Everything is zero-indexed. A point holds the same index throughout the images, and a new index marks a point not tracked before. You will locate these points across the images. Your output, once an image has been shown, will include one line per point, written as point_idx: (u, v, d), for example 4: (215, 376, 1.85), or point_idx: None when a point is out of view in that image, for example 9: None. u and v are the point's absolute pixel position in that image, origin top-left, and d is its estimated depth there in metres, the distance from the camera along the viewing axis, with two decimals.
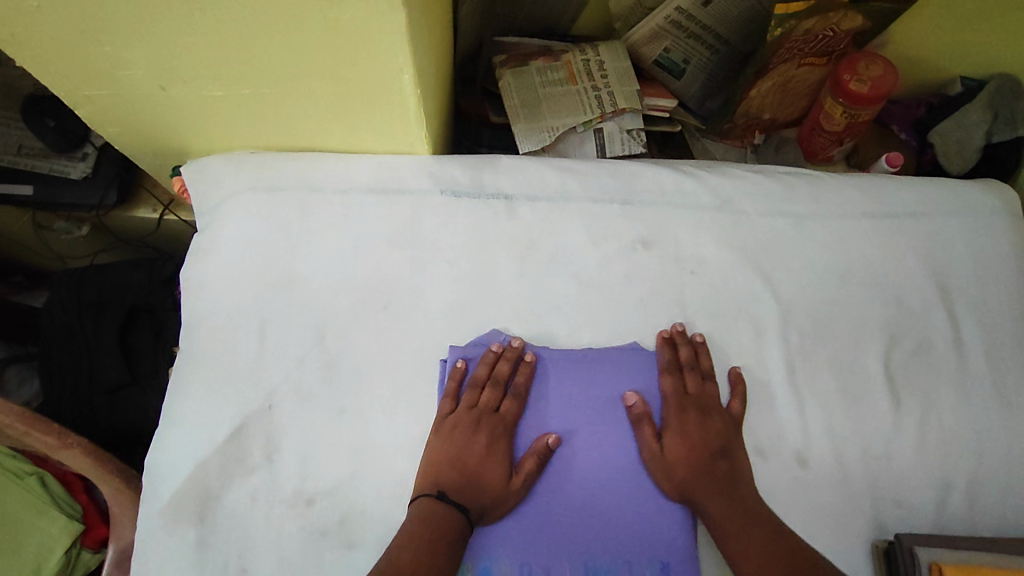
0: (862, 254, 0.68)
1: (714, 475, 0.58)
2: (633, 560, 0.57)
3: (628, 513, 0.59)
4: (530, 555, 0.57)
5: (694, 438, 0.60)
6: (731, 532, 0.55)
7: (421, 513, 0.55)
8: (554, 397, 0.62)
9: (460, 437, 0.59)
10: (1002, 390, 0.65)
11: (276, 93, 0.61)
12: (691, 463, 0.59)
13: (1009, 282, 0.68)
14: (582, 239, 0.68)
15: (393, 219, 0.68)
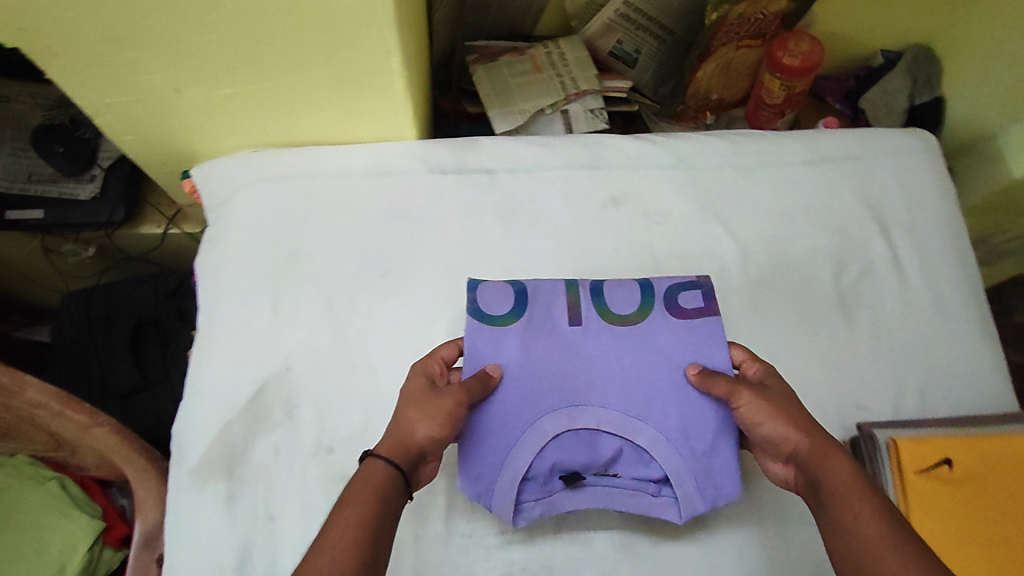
0: (806, 195, 0.76)
1: (829, 441, 0.52)
2: (690, 476, 0.60)
3: (672, 424, 0.60)
4: (582, 465, 0.60)
5: (792, 401, 0.55)
6: (845, 508, 0.48)
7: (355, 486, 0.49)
8: (576, 359, 0.62)
9: (391, 422, 0.55)
10: (938, 302, 0.73)
11: (280, 90, 0.69)
12: (796, 421, 0.53)
13: (936, 209, 0.77)
14: (559, 202, 0.76)
15: (388, 196, 0.75)
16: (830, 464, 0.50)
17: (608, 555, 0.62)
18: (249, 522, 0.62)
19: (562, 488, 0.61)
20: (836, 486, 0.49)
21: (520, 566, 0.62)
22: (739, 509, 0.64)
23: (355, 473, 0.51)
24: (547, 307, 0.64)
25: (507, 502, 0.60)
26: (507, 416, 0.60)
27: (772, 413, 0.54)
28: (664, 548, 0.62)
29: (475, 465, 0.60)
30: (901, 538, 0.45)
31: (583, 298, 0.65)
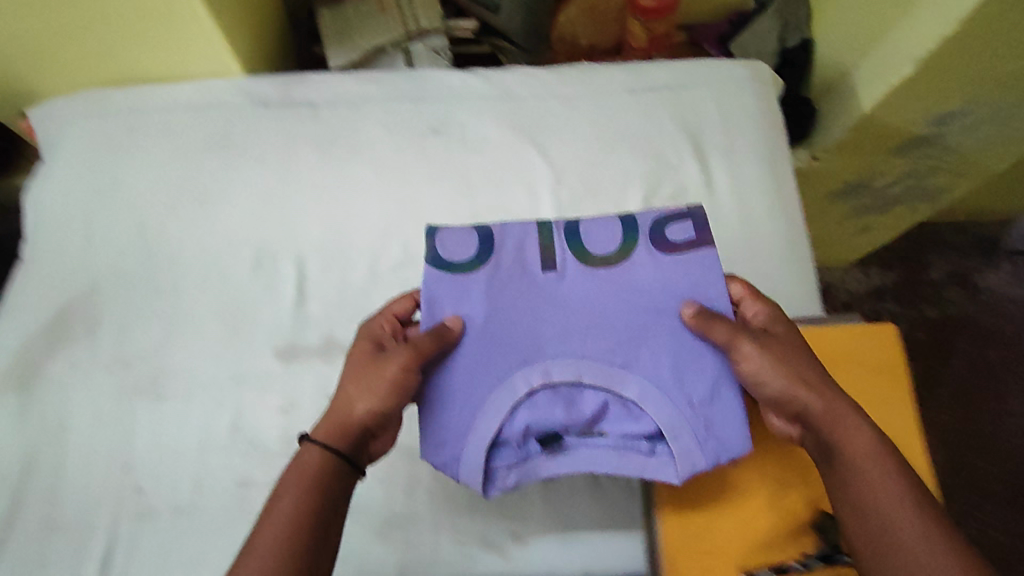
0: (626, 123, 0.77)
1: (841, 397, 0.52)
2: (717, 429, 0.53)
3: (671, 376, 0.54)
4: (578, 423, 0.54)
5: (799, 352, 0.54)
6: (864, 471, 0.48)
7: (295, 467, 0.51)
8: (543, 305, 0.56)
9: (337, 395, 0.54)
10: (747, 225, 0.74)
11: (86, 24, 0.70)
12: (807, 374, 0.52)
13: (755, 135, 0.77)
14: (378, 132, 0.76)
15: (210, 129, 0.76)
16: (849, 424, 0.50)
17: (385, 460, 0.65)
18: (43, 430, 0.66)
19: (538, 452, 0.53)
20: (841, 443, 0.50)
21: None
22: None
23: (298, 452, 0.52)
24: (518, 249, 0.58)
25: (476, 466, 0.52)
26: (473, 366, 0.54)
27: (780, 370, 0.52)
28: None
29: (427, 425, 0.53)
30: (914, 502, 0.47)
31: (558, 238, 0.60)
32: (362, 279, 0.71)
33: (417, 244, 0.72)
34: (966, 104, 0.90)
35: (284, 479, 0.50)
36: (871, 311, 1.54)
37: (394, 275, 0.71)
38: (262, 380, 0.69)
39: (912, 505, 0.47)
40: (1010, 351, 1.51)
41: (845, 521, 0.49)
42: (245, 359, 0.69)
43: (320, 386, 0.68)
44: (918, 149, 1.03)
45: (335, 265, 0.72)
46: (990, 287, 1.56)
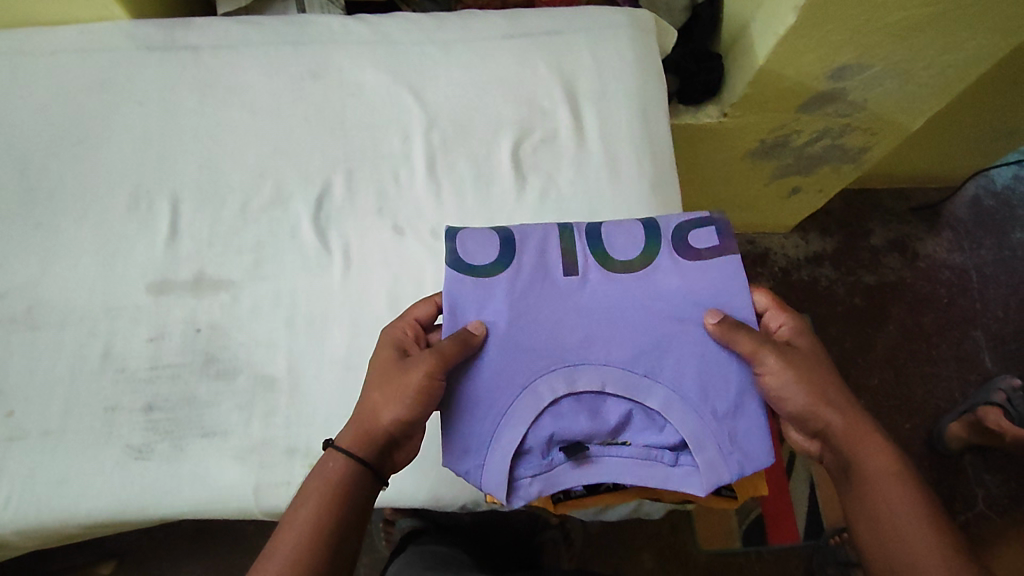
0: (500, 68, 0.78)
1: (859, 415, 0.56)
2: (716, 441, 0.57)
3: (688, 389, 0.58)
4: (594, 434, 0.57)
5: (823, 368, 0.58)
6: (883, 489, 0.53)
7: (326, 469, 0.55)
8: (579, 311, 0.61)
9: (362, 400, 0.58)
10: (614, 166, 0.74)
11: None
12: (816, 390, 0.56)
13: (628, 80, 0.78)
14: (257, 76, 0.78)
15: (94, 71, 0.78)
16: (864, 439, 0.55)
17: (245, 388, 0.66)
18: None
19: (562, 461, 0.57)
20: (868, 458, 0.54)
21: (162, 399, 0.66)
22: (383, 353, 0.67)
23: (324, 457, 0.56)
24: (540, 253, 0.63)
25: (501, 474, 0.57)
26: (505, 373, 0.59)
27: (801, 385, 0.56)
28: (302, 386, 0.66)
29: (534, 418, 0.58)
30: (926, 519, 0.51)
31: (579, 245, 0.64)
32: (233, 217, 0.73)
33: (288, 184, 0.74)
34: (861, 56, 0.90)
35: (309, 482, 0.55)
36: (807, 277, 1.49)
37: (264, 213, 0.73)
38: (137, 312, 0.69)
39: (918, 527, 0.51)
40: (946, 319, 1.46)
41: (866, 535, 0.53)
42: (120, 293, 0.69)
43: (189, 321, 0.69)
44: (827, 104, 1.03)
45: (207, 203, 0.73)
46: (929, 255, 1.51)
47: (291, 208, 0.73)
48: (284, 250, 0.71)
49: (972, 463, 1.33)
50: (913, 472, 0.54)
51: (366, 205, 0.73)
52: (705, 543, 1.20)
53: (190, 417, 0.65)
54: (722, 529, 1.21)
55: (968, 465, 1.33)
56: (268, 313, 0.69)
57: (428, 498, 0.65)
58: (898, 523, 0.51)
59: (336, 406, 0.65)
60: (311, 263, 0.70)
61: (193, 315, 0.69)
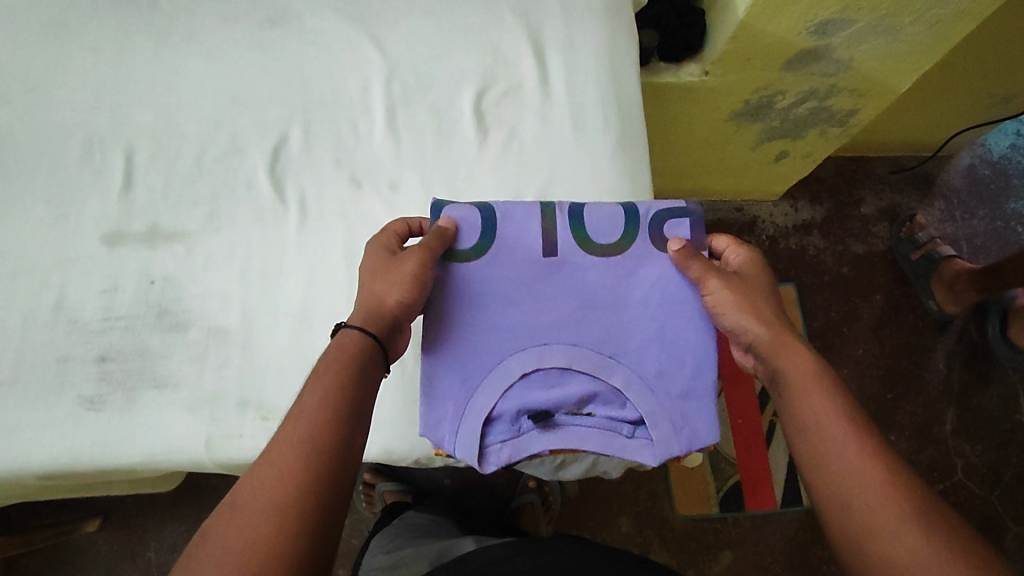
0: (464, 17, 0.76)
1: (791, 330, 0.54)
2: (671, 417, 0.57)
3: (651, 366, 0.59)
4: (557, 405, 0.57)
5: (761, 287, 0.56)
6: (806, 395, 0.49)
7: (343, 344, 0.52)
8: (547, 291, 0.60)
9: (361, 292, 0.56)
10: (579, 120, 0.72)
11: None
12: (748, 302, 0.55)
13: (597, 30, 0.76)
14: (213, 23, 0.76)
15: (45, 16, 0.75)
16: (792, 352, 0.52)
17: (198, 341, 0.65)
18: None
19: (530, 429, 0.57)
20: (793, 369, 0.51)
21: (116, 350, 0.65)
22: (338, 306, 0.66)
23: (333, 340, 0.53)
24: (517, 233, 0.61)
25: (471, 443, 0.57)
26: (476, 347, 0.59)
27: (733, 297, 0.55)
28: (256, 338, 0.65)
29: (503, 390, 0.58)
30: (852, 426, 0.47)
31: (561, 222, 0.62)
32: (187, 167, 0.71)
33: (244, 135, 0.72)
34: (843, 12, 0.87)
35: (329, 356, 0.51)
36: (794, 245, 1.47)
37: (220, 164, 0.71)
38: (88, 263, 0.68)
39: (841, 430, 0.46)
40: None
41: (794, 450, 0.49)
42: (72, 244, 0.68)
43: (142, 273, 0.67)
44: (812, 63, 1.00)
45: (162, 153, 0.71)
46: None
47: (247, 159, 0.71)
48: (240, 201, 0.70)
49: (954, 433, 1.32)
50: (845, 393, 0.49)
51: (323, 158, 0.71)
52: (682, 508, 1.20)
53: (144, 368, 0.64)
54: (699, 494, 1.21)
55: (948, 435, 1.32)
56: (222, 265, 0.67)
57: (380, 447, 0.64)
58: (821, 431, 0.47)
59: (291, 360, 0.64)
60: (266, 216, 0.69)
61: (146, 268, 0.67)
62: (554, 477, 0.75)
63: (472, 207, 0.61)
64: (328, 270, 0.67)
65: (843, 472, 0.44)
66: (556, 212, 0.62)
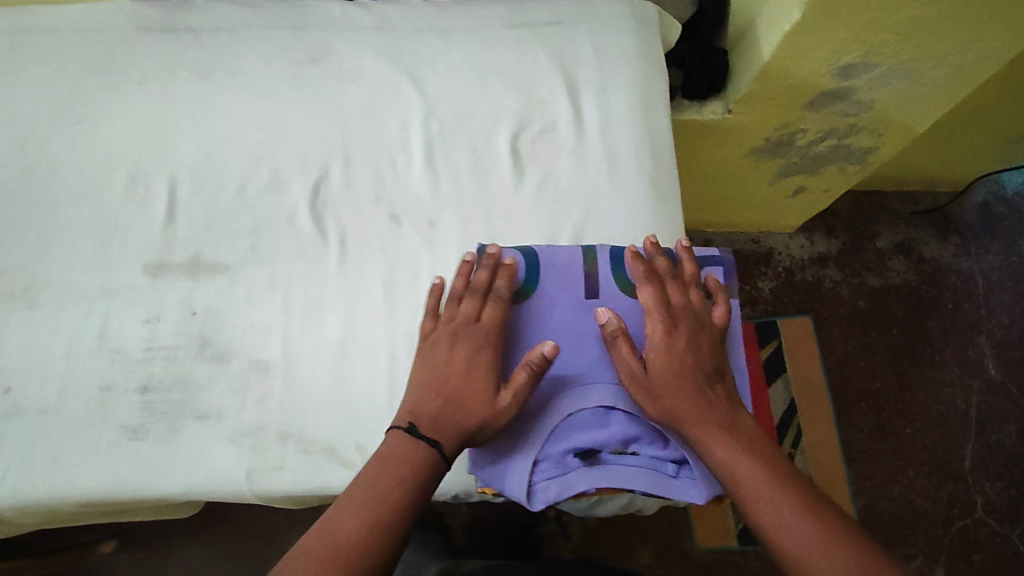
0: (501, 59, 0.78)
1: (720, 410, 0.57)
2: None
3: None
4: (604, 442, 0.59)
5: (689, 357, 0.58)
6: (744, 482, 0.52)
7: (404, 450, 0.55)
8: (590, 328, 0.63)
9: (426, 381, 0.59)
10: (614, 160, 0.74)
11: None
12: (680, 384, 0.57)
13: (631, 73, 0.77)
14: (255, 59, 0.77)
15: (93, 51, 0.77)
16: (724, 436, 0.55)
17: (240, 373, 0.66)
18: None
19: (577, 467, 0.58)
20: (723, 456, 0.54)
21: (158, 380, 0.66)
22: (377, 339, 0.68)
23: (399, 441, 0.56)
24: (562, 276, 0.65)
25: (520, 479, 0.58)
26: None
27: (661, 387, 0.57)
28: (297, 370, 0.66)
29: (552, 427, 0.59)
30: (789, 505, 0.51)
31: (602, 265, 0.65)
32: (229, 200, 0.72)
33: (285, 169, 0.73)
34: (866, 56, 0.90)
35: (394, 454, 0.55)
36: (811, 278, 1.48)
37: (260, 197, 0.72)
38: (131, 294, 0.69)
39: (782, 510, 0.50)
40: (952, 324, 1.44)
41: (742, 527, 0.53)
42: (116, 275, 0.70)
43: (185, 304, 0.69)
44: (833, 103, 1.02)
45: (204, 185, 0.73)
46: (935, 258, 1.49)
47: (289, 193, 0.73)
48: (282, 235, 0.71)
49: (973, 469, 1.32)
50: (775, 466, 0.53)
51: (364, 194, 0.73)
52: (703, 541, 1.19)
53: (186, 400, 0.65)
54: (718, 527, 1.20)
55: (967, 471, 1.32)
56: (263, 298, 0.69)
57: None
58: (761, 512, 0.51)
59: (331, 394, 0.66)
60: (307, 250, 0.71)
61: (189, 299, 0.69)
62: (586, 514, 0.75)
63: (516, 251, 0.65)
64: (366, 303, 0.69)
65: (764, 521, 0.51)
66: (597, 256, 0.65)
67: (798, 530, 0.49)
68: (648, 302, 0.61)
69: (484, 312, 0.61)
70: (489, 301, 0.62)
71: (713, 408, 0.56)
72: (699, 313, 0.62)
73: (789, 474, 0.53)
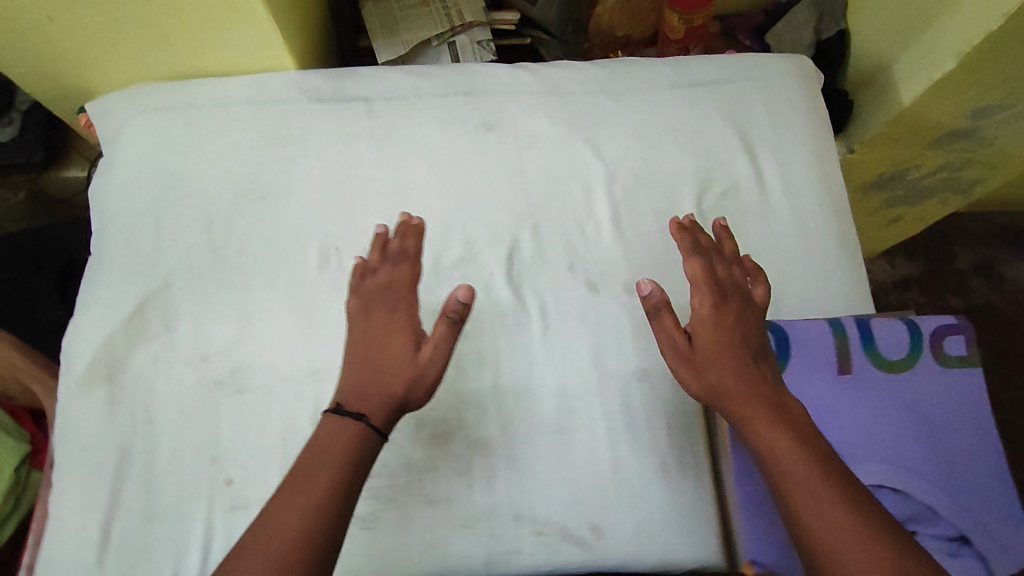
0: (675, 119, 0.78)
1: (767, 390, 0.56)
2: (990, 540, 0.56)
3: (960, 485, 0.57)
4: None
5: (733, 333, 0.58)
6: (785, 467, 0.51)
7: (329, 433, 0.55)
8: (842, 408, 0.59)
9: (358, 350, 0.60)
10: (799, 222, 0.75)
11: (183, 53, 0.77)
12: (732, 360, 0.57)
13: (805, 131, 0.78)
14: (431, 127, 0.77)
15: (266, 125, 0.77)
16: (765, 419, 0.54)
17: (462, 458, 0.67)
18: (129, 424, 0.68)
19: None
20: (771, 437, 0.53)
21: (381, 465, 0.67)
22: (590, 413, 0.69)
23: (337, 424, 0.55)
24: (806, 349, 0.60)
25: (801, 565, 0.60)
26: None
27: (710, 364, 0.57)
28: (518, 450, 0.68)
29: None
30: (827, 492, 0.50)
31: (850, 338, 0.60)
32: (424, 275, 0.72)
33: (476, 240, 0.74)
34: (1006, 99, 0.91)
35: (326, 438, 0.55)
36: (896, 302, 1.50)
37: (455, 270, 0.72)
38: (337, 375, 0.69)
39: (824, 498, 0.49)
40: None
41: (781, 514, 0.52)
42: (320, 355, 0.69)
43: None
44: (957, 140, 1.03)
45: None
46: (1016, 278, 1.52)
47: (482, 265, 0.73)
48: (480, 309, 0.71)
49: None
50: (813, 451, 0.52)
51: (557, 264, 0.73)
52: None
53: (411, 484, 0.66)
54: None
55: None
56: (472, 376, 0.70)
57: (659, 557, 0.65)
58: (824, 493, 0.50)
59: (555, 474, 0.67)
60: (508, 323, 0.71)
61: None
62: None
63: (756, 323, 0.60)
64: (573, 378, 0.70)
65: (802, 509, 0.50)
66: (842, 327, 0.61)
67: (823, 509, 0.49)
68: (693, 275, 0.62)
69: (395, 274, 0.65)
70: (397, 264, 0.65)
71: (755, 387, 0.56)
72: (742, 290, 0.62)
73: (828, 461, 0.51)
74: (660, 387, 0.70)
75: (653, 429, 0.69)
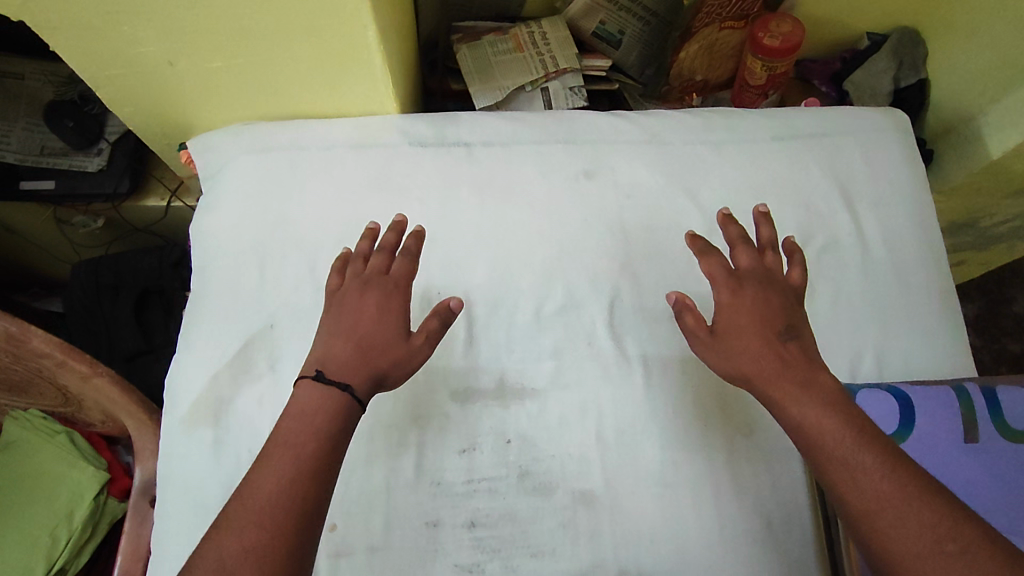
0: (773, 170, 0.79)
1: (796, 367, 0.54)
2: None
3: None
4: None
5: (759, 307, 0.57)
6: (835, 440, 0.50)
7: (306, 398, 0.53)
8: (971, 475, 0.60)
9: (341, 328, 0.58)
10: (901, 276, 0.75)
11: (290, 97, 0.79)
12: (758, 335, 0.56)
13: (901, 188, 0.80)
14: (532, 174, 0.79)
15: (371, 167, 0.78)
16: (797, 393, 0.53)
17: (568, 508, 0.65)
18: (233, 466, 0.67)
19: None
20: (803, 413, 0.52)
21: (485, 515, 0.65)
22: (696, 466, 0.67)
23: (306, 393, 0.53)
24: (936, 418, 0.63)
25: None
26: None
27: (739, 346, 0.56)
28: (622, 502, 0.66)
29: None
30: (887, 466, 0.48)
31: (978, 408, 0.63)
32: (529, 321, 0.72)
33: (579, 287, 0.74)
34: None
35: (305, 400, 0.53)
36: None
37: (559, 318, 0.73)
38: (443, 421, 0.68)
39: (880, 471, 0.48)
40: None
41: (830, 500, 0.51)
42: (424, 402, 0.68)
43: (498, 433, 0.68)
44: None
45: (500, 307, 0.73)
46: None
47: (586, 312, 0.73)
48: (583, 357, 0.71)
49: None
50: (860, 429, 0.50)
51: (658, 313, 0.73)
52: None
53: (516, 535, 0.64)
54: None
55: None
56: (577, 425, 0.68)
57: None
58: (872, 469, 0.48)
59: (662, 526, 0.65)
60: (612, 372, 0.70)
61: (502, 428, 0.68)
62: None
63: (888, 391, 0.64)
64: (677, 430, 0.68)
65: (854, 486, 0.48)
66: (970, 399, 0.64)
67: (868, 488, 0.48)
68: (711, 272, 0.61)
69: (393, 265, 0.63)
70: (399, 257, 0.63)
71: (786, 363, 0.54)
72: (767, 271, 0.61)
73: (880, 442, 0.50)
74: (765, 443, 0.69)
75: (760, 485, 0.67)
